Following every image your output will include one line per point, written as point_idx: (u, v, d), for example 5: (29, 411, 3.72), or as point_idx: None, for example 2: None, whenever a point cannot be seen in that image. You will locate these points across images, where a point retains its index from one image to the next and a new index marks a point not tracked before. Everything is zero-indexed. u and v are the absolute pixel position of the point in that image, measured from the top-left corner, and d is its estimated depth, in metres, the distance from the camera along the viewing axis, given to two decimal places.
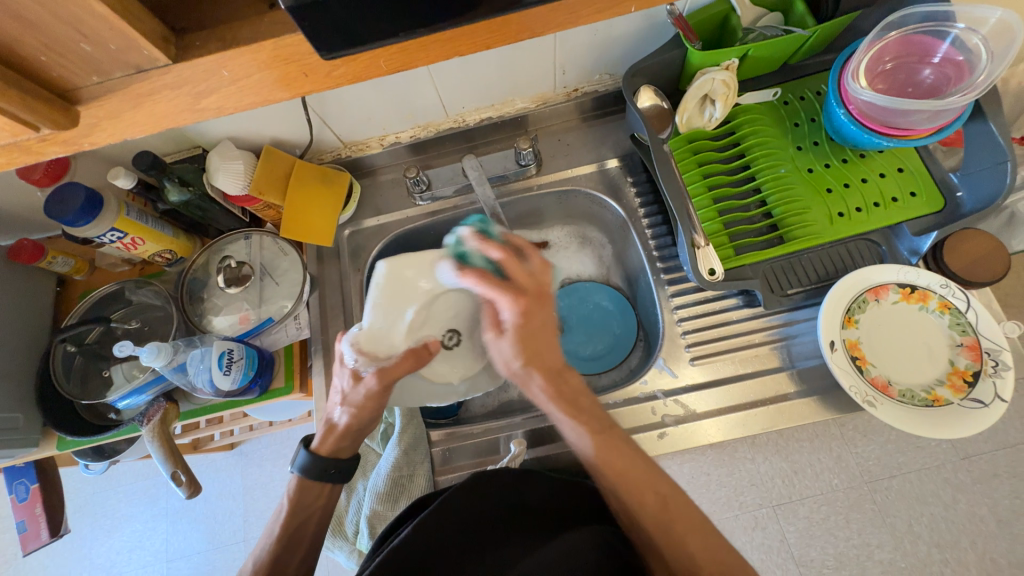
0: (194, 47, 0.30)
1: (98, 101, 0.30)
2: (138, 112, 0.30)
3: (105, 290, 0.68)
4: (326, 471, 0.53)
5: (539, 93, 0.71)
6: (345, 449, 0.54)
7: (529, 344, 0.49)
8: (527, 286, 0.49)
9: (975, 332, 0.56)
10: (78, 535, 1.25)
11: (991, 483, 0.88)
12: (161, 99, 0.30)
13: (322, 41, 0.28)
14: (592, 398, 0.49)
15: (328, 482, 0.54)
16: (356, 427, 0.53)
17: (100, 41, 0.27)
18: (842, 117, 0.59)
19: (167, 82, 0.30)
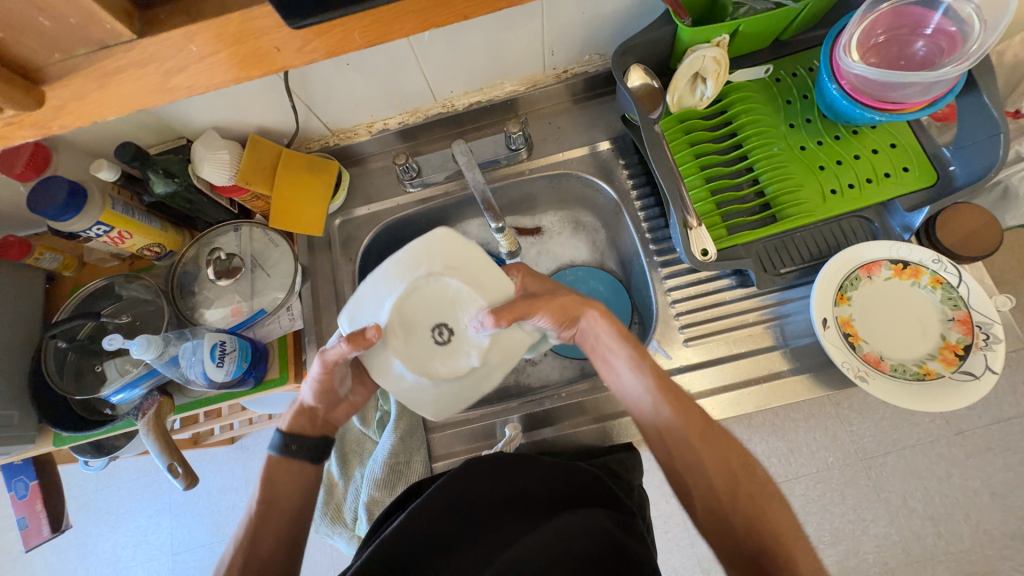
0: (157, 24, 0.32)
1: (60, 81, 0.32)
2: (104, 91, 0.33)
3: (94, 285, 0.67)
4: (289, 447, 0.55)
5: (529, 75, 0.70)
6: (305, 425, 0.56)
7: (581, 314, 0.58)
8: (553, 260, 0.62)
9: (967, 306, 0.56)
10: (82, 531, 1.26)
11: (984, 457, 0.89)
12: (126, 77, 0.32)
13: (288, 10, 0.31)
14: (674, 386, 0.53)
15: (292, 458, 0.55)
16: (320, 403, 0.56)
17: (59, 16, 0.28)
18: (834, 92, 0.59)
19: (132, 60, 0.32)
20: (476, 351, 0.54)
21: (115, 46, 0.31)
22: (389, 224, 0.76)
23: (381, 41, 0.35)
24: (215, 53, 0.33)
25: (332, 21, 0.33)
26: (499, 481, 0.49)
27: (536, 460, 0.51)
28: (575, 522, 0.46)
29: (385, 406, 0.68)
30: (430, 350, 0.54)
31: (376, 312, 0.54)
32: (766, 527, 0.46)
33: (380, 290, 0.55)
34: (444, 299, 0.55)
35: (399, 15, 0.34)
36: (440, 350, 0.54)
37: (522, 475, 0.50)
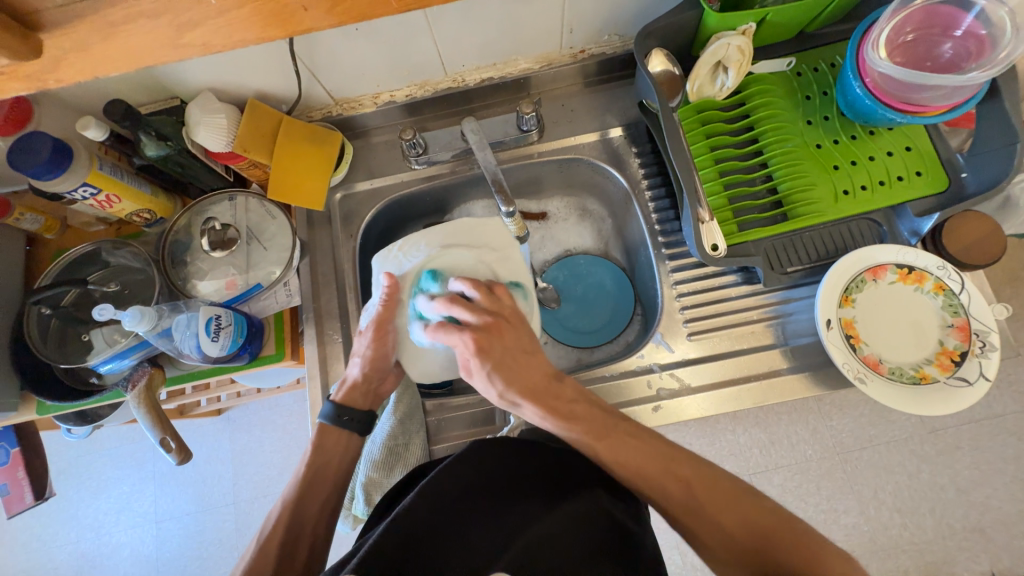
0: None
1: (62, 30, 0.31)
2: (109, 45, 0.31)
3: (78, 251, 0.64)
4: (341, 419, 0.56)
5: (544, 53, 0.68)
6: (359, 400, 0.58)
7: (507, 372, 0.54)
8: (483, 326, 0.53)
9: (966, 314, 0.57)
10: (63, 498, 1.24)
11: (953, 455, 0.93)
12: (134, 31, 0.31)
13: None
14: (587, 404, 0.54)
15: (344, 429, 0.57)
16: (366, 375, 0.57)
17: None
18: (857, 90, 0.57)
19: (143, 13, 0.31)
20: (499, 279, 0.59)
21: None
22: (391, 202, 0.73)
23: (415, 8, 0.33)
24: (236, 9, 0.32)
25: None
26: (507, 464, 0.49)
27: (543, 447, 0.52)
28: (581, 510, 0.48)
29: None
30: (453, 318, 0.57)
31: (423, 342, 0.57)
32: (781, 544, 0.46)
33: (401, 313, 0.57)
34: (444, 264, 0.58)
35: None
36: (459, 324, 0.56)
37: (527, 463, 0.50)
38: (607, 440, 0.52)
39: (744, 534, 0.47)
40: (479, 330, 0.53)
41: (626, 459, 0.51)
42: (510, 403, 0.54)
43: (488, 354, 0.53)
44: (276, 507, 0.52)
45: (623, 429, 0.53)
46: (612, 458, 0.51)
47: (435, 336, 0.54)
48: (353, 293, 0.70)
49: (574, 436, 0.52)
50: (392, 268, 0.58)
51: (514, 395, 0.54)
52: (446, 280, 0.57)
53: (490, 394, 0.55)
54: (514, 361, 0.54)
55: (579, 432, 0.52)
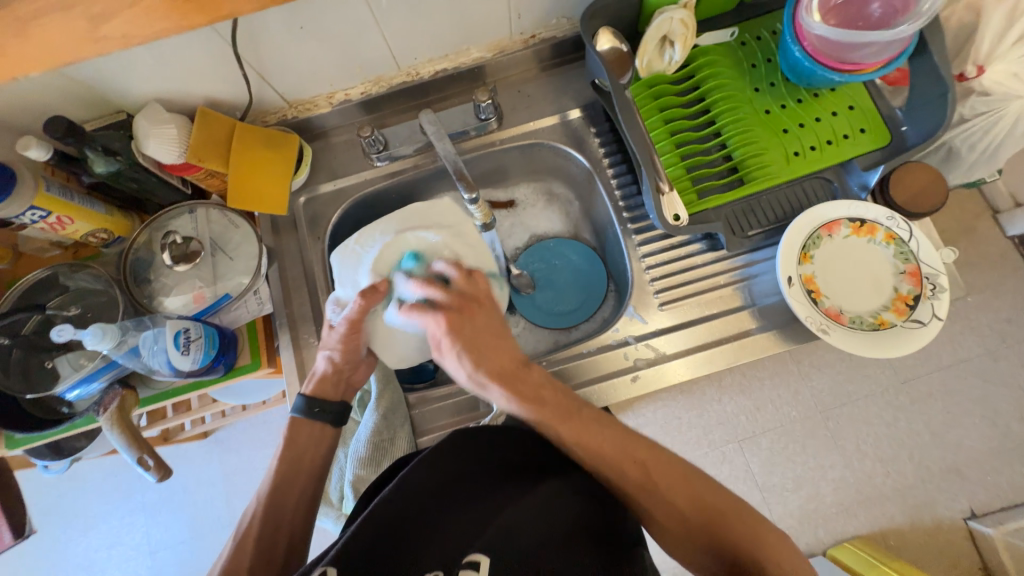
0: None
1: None
2: None
3: (33, 277, 0.62)
4: (312, 411, 0.56)
5: (495, 40, 0.68)
6: (331, 392, 0.58)
7: (473, 349, 0.55)
8: (455, 303, 0.57)
9: (916, 259, 0.59)
10: (48, 539, 1.20)
11: (926, 402, 0.97)
12: None
13: None
14: (554, 390, 0.55)
15: (315, 421, 0.56)
16: (339, 365, 0.58)
17: None
18: (797, 53, 0.59)
19: None
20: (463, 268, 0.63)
21: None
22: (357, 201, 0.73)
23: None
24: None
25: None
26: (489, 450, 0.50)
27: (527, 432, 0.53)
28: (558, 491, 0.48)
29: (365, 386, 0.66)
30: None
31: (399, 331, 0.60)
32: (727, 521, 0.48)
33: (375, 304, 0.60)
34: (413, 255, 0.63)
35: None
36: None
37: (511, 447, 0.51)
38: (568, 418, 0.52)
39: (691, 512, 0.49)
40: (450, 308, 0.56)
41: (587, 442, 0.51)
42: (479, 385, 0.55)
43: (460, 331, 0.55)
44: (252, 504, 0.52)
45: (588, 413, 0.53)
46: (574, 440, 0.51)
47: (408, 318, 0.57)
48: (326, 296, 0.70)
49: (528, 415, 0.53)
50: (353, 261, 0.64)
51: (479, 374, 0.55)
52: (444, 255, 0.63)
53: (455, 369, 0.56)
54: (484, 339, 0.56)
55: (538, 410, 0.53)
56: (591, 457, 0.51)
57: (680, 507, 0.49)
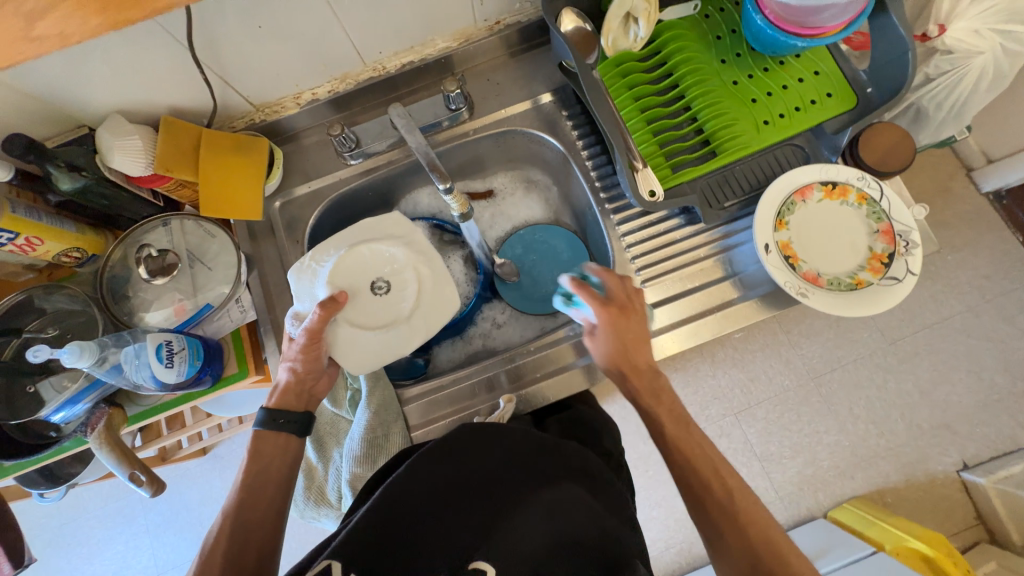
0: None
1: None
2: None
3: (7, 301, 0.60)
4: (277, 423, 0.55)
5: (460, 29, 0.67)
6: (295, 403, 0.57)
7: (619, 345, 0.54)
8: (620, 299, 0.55)
9: (888, 218, 0.60)
10: (53, 569, 1.19)
11: (914, 361, 0.99)
12: None
13: None
14: (671, 395, 0.55)
15: (285, 432, 0.56)
16: (300, 377, 0.57)
17: None
18: (759, 22, 0.60)
19: None
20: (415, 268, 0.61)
21: None
22: (334, 202, 0.72)
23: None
24: None
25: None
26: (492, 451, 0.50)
27: (524, 433, 0.52)
28: (563, 494, 0.48)
29: (354, 385, 0.66)
30: (379, 306, 0.59)
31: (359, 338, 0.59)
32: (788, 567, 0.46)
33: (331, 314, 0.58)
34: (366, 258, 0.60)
35: None
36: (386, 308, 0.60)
37: (511, 450, 0.50)
38: (677, 421, 0.54)
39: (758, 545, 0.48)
40: (614, 303, 0.55)
41: (697, 459, 0.52)
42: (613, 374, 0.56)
43: (619, 328, 0.54)
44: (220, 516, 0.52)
45: (697, 432, 0.54)
46: (681, 453, 0.53)
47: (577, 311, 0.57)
48: None
49: (649, 409, 0.55)
50: (310, 278, 0.60)
51: (614, 364, 0.55)
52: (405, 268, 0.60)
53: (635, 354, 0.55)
54: (632, 338, 0.54)
55: (658, 402, 0.54)
56: (691, 472, 0.52)
57: (748, 539, 0.48)
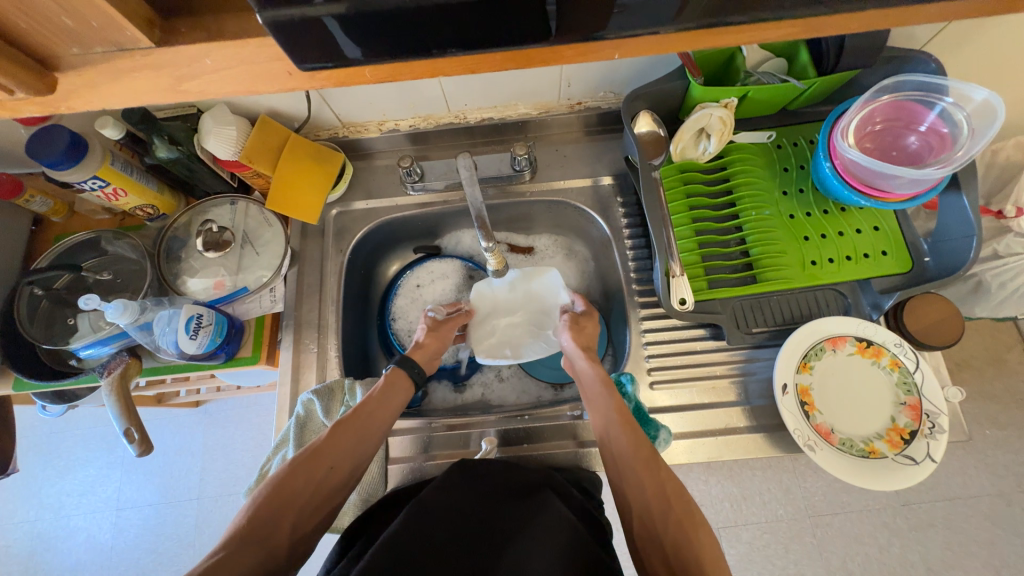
0: (178, 33, 0.30)
1: (76, 71, 0.30)
2: (116, 86, 0.30)
3: (78, 237, 0.67)
4: (413, 369, 0.61)
5: (543, 101, 0.72)
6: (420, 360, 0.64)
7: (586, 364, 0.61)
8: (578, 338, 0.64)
9: (919, 393, 0.58)
10: (28, 475, 1.24)
11: (926, 532, 0.91)
12: (140, 76, 0.30)
13: (299, 55, 0.28)
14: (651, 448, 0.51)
15: (412, 371, 0.61)
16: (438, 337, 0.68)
17: (82, 18, 0.27)
18: (827, 170, 0.61)
19: (148, 63, 0.30)
20: (536, 318, 0.72)
21: (133, 50, 0.30)
22: (385, 222, 0.77)
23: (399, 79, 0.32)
24: (230, 68, 0.30)
25: (340, 65, 0.30)
26: (496, 478, 0.54)
27: (505, 463, 0.55)
28: (552, 518, 0.48)
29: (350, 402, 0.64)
30: (508, 327, 0.72)
31: (482, 322, 0.72)
32: None
33: (480, 316, 0.72)
34: (529, 340, 0.72)
35: (432, 67, 0.32)
36: (529, 337, 0.72)
37: (497, 479, 0.53)
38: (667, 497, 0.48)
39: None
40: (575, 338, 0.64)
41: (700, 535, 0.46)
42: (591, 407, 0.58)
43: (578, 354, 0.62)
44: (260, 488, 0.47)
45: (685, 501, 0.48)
46: (664, 523, 0.47)
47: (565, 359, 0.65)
48: (334, 306, 0.72)
49: (631, 471, 0.51)
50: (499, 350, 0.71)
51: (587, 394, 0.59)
52: (537, 320, 0.72)
53: (596, 391, 0.57)
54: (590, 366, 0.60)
55: (634, 452, 0.51)
56: (675, 544, 0.45)
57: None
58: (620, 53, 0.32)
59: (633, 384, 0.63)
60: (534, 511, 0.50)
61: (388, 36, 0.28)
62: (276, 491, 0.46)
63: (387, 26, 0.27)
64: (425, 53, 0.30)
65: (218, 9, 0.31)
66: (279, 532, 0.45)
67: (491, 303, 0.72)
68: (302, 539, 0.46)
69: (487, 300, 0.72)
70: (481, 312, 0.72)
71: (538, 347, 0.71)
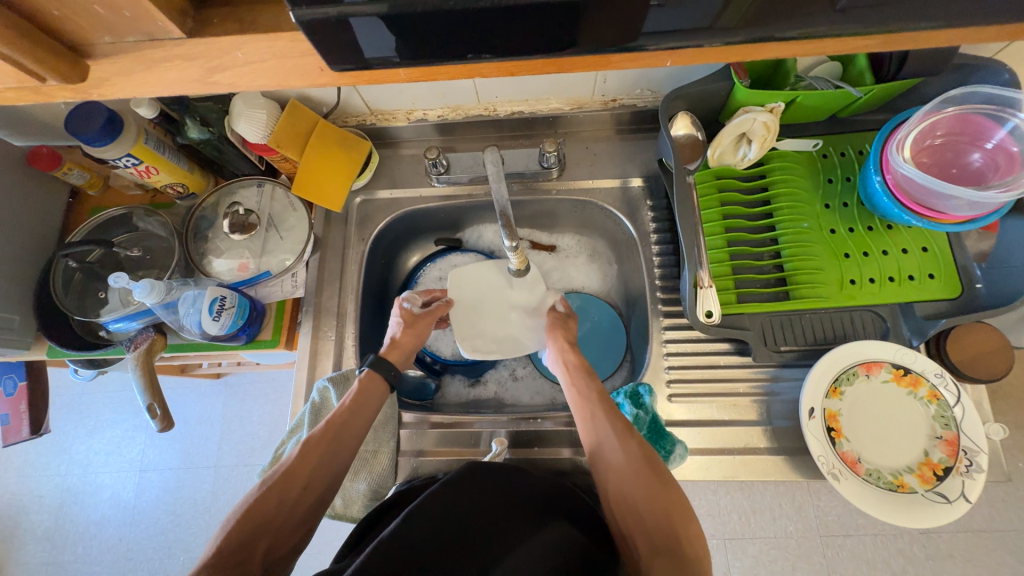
0: (212, 24, 0.30)
1: (107, 59, 0.30)
2: (146, 75, 0.30)
3: (112, 213, 0.69)
4: (388, 372, 0.59)
5: (577, 97, 0.69)
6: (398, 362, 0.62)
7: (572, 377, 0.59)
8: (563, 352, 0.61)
9: (957, 428, 0.55)
10: (61, 431, 1.30)
11: (943, 563, 0.87)
12: (168, 67, 0.30)
13: (332, 55, 0.28)
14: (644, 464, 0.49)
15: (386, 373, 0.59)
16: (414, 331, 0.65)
17: (115, 6, 0.27)
18: (877, 184, 0.57)
19: (179, 54, 0.30)
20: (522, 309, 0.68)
21: (164, 41, 0.30)
22: (408, 213, 0.76)
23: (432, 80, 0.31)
24: (261, 61, 0.30)
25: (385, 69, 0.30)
26: (494, 487, 0.52)
27: (512, 472, 0.55)
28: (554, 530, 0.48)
29: None
30: (492, 318, 0.68)
31: (463, 311, 0.68)
32: None
33: (461, 305, 0.68)
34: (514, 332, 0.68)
35: (471, 70, 0.31)
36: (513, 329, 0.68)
37: (499, 489, 0.52)
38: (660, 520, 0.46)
39: None
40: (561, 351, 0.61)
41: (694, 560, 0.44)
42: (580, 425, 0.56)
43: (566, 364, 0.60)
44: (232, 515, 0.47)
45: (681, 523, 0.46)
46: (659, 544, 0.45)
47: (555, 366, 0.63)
48: (354, 294, 0.72)
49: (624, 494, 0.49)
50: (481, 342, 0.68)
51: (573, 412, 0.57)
52: (522, 311, 0.68)
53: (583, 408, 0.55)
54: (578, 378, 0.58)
55: (629, 471, 0.49)
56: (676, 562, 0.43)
57: None
58: (672, 60, 0.30)
59: (652, 396, 0.61)
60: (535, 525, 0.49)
61: (425, 36, 0.27)
62: (250, 515, 0.46)
63: (426, 29, 0.26)
64: (463, 58, 0.29)
65: (254, 0, 0.31)
66: (254, 557, 0.45)
67: (474, 290, 0.69)
68: (278, 559, 0.47)
69: (469, 287, 0.69)
70: (462, 300, 0.68)
71: (522, 340, 0.67)
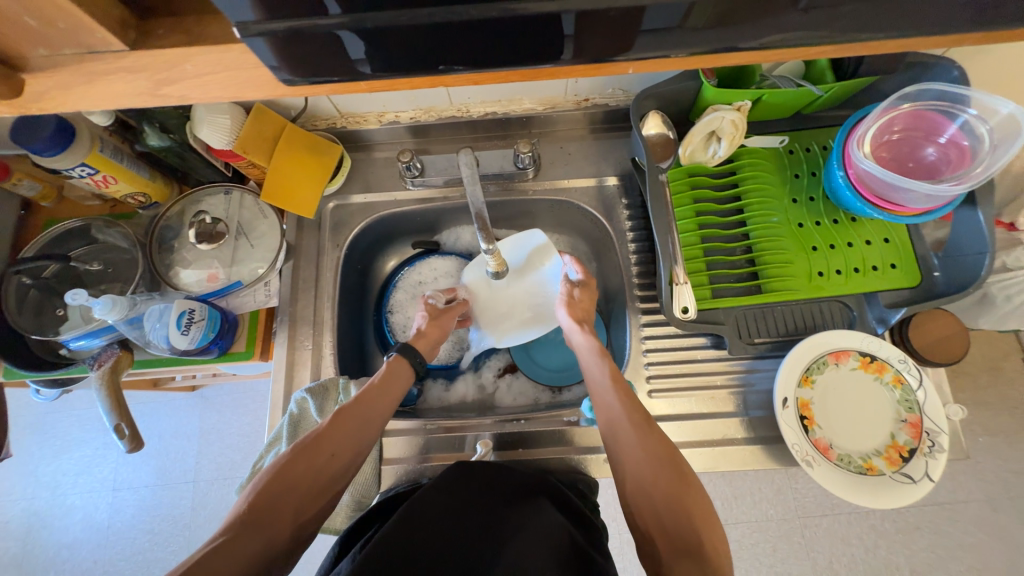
0: (155, 35, 0.29)
1: (44, 72, 0.29)
2: (88, 88, 0.29)
3: (68, 225, 0.65)
4: (416, 358, 0.61)
5: (550, 96, 0.69)
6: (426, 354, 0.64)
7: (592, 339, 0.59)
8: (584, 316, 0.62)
9: (920, 411, 0.58)
10: (25, 453, 1.24)
11: (911, 535, 0.91)
12: (114, 80, 0.29)
13: (286, 66, 0.27)
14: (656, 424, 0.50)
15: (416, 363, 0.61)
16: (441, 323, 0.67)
17: (48, 19, 0.26)
18: (840, 179, 0.59)
19: (124, 66, 0.29)
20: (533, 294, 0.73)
21: (104, 53, 0.28)
22: (383, 217, 0.75)
23: (390, 88, 0.31)
24: (211, 74, 0.29)
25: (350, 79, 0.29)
26: (488, 484, 0.53)
27: (501, 469, 0.55)
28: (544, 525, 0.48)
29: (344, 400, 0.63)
30: (508, 305, 0.73)
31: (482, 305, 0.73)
32: None
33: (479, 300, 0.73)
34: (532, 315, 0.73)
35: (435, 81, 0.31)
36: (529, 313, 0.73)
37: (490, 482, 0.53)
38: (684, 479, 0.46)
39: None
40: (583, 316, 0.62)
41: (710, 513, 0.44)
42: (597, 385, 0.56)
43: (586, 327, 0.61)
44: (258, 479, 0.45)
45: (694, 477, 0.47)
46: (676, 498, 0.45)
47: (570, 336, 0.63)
48: (330, 301, 0.71)
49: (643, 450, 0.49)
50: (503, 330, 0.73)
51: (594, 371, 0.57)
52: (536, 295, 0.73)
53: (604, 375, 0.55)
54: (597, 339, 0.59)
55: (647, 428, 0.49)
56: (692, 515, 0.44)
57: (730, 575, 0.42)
58: (633, 68, 0.31)
59: None
60: (529, 515, 0.49)
61: (380, 46, 0.26)
62: (276, 479, 0.45)
63: (382, 39, 0.26)
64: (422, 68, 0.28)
65: (201, 10, 0.30)
66: (281, 522, 0.43)
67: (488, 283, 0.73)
68: (300, 530, 0.45)
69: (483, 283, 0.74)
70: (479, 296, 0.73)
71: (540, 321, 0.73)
